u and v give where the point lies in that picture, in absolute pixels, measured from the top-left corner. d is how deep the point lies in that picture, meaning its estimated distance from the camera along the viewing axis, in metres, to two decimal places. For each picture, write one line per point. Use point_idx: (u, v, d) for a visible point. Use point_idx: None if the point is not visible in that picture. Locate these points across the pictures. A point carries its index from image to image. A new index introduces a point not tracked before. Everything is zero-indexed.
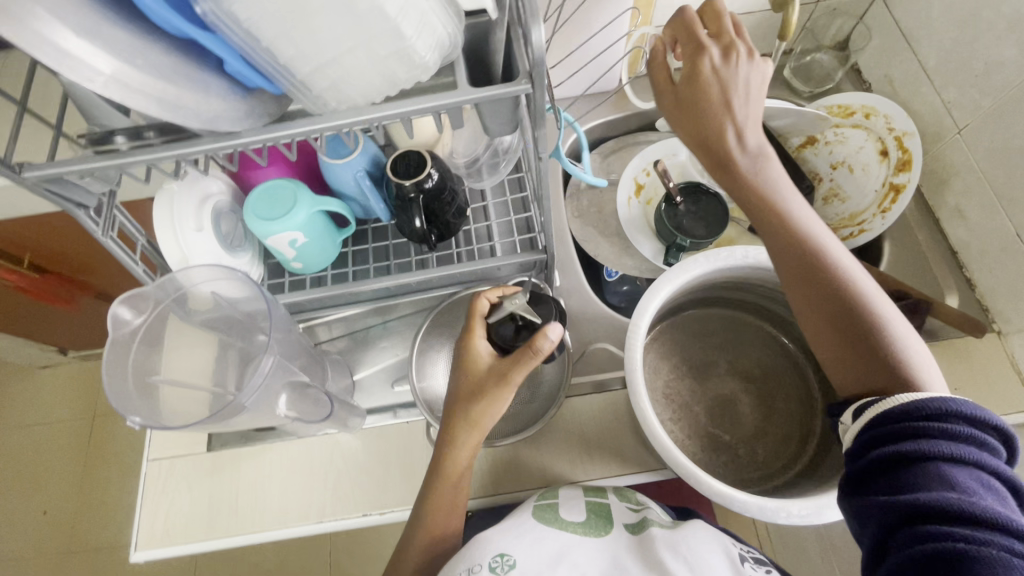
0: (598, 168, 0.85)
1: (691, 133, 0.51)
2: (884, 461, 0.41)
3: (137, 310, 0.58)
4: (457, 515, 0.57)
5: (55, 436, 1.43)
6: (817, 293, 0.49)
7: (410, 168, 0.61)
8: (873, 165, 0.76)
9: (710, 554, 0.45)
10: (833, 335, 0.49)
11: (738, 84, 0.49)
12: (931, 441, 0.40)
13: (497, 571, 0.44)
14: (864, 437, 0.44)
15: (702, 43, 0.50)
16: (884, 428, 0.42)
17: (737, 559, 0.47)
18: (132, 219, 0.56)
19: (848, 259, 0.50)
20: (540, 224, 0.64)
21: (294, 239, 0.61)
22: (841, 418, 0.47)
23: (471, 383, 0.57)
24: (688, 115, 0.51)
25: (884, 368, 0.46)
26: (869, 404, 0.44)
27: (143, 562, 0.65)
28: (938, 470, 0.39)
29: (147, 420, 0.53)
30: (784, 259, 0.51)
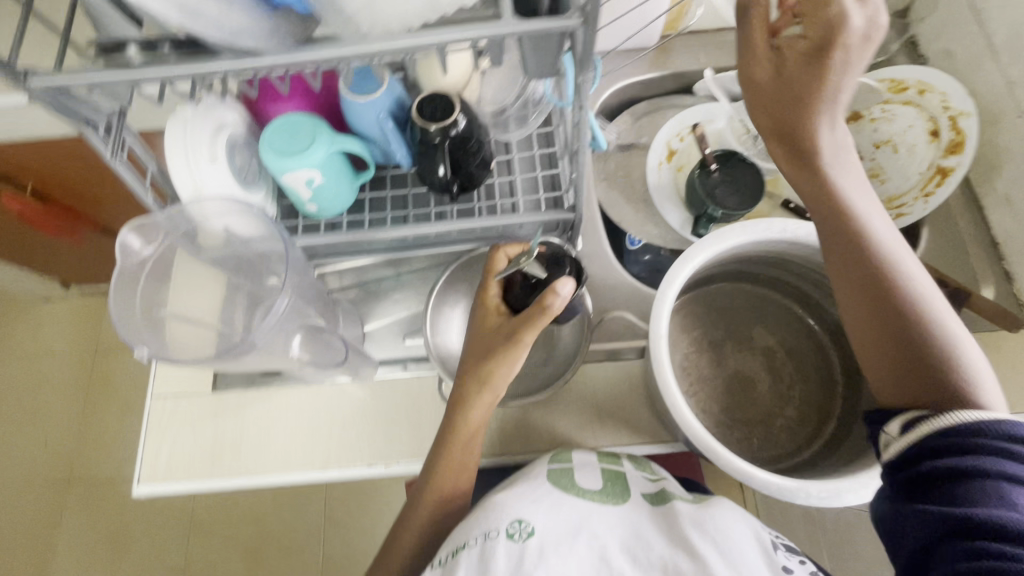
0: (629, 130, 0.81)
1: (777, 117, 0.46)
2: (935, 474, 0.41)
3: (145, 240, 0.56)
4: (468, 473, 0.57)
5: (56, 369, 1.42)
6: (876, 296, 0.47)
7: (436, 110, 0.56)
8: (921, 146, 0.71)
9: (741, 537, 0.43)
10: (887, 342, 0.47)
11: (851, 67, 0.43)
12: (988, 459, 0.39)
13: (514, 537, 0.43)
14: (913, 453, 0.42)
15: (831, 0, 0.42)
16: (937, 441, 0.41)
17: (769, 545, 0.44)
18: (142, 142, 0.52)
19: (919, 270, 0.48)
20: (570, 181, 0.60)
21: (310, 179, 0.57)
22: (884, 428, 0.46)
23: (487, 340, 0.59)
24: (778, 97, 0.45)
25: (939, 381, 0.44)
26: (922, 418, 0.43)
27: (145, 496, 0.64)
28: (995, 487, 0.38)
29: (155, 353, 0.51)
30: (844, 257, 0.49)
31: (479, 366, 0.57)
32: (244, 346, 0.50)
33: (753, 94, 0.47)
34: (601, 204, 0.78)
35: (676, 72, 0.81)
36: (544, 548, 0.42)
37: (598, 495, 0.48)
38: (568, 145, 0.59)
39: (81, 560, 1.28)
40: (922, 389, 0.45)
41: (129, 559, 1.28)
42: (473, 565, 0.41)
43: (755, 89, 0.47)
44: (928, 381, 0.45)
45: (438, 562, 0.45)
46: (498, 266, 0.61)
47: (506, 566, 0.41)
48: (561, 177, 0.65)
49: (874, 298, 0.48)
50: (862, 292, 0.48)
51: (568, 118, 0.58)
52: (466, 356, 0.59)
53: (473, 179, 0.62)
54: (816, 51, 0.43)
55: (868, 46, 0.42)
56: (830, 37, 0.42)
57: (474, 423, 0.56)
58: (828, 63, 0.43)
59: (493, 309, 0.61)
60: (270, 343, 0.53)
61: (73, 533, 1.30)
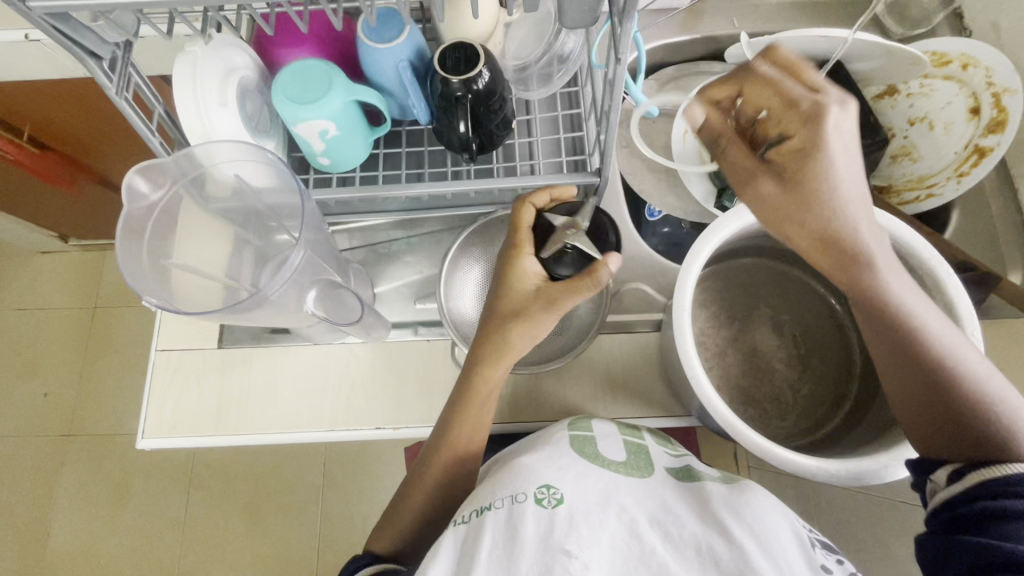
0: (653, 97, 0.78)
1: (787, 222, 0.47)
2: (986, 515, 0.40)
3: (154, 184, 0.54)
4: (479, 432, 0.56)
5: (55, 323, 1.41)
6: (912, 368, 0.46)
7: (459, 62, 0.53)
8: (958, 124, 0.69)
9: (778, 529, 0.41)
10: (926, 411, 0.46)
11: (842, 156, 0.44)
12: None
13: (542, 502, 0.42)
14: (963, 500, 0.41)
15: (800, 96, 0.44)
16: (987, 484, 0.41)
17: (806, 541, 0.42)
18: (148, 82, 0.49)
19: (955, 339, 0.46)
20: (596, 143, 0.58)
21: (324, 131, 0.54)
22: (932, 476, 0.44)
23: (514, 302, 0.55)
24: (781, 201, 0.46)
25: (989, 447, 0.42)
26: (973, 470, 0.42)
27: (150, 450, 0.64)
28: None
29: (163, 302, 0.49)
30: (878, 333, 0.48)
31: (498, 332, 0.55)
32: (256, 299, 0.48)
33: (756, 203, 0.48)
34: (622, 172, 0.75)
35: (707, 37, 0.78)
36: (573, 517, 0.41)
37: (623, 467, 0.47)
38: (597, 107, 0.57)
39: (82, 513, 1.29)
40: (970, 452, 0.43)
41: (129, 514, 1.29)
42: (498, 526, 0.41)
43: (756, 196, 0.48)
44: (976, 446, 0.43)
45: (460, 521, 0.44)
46: (528, 221, 0.57)
47: (534, 530, 0.40)
48: (585, 140, 0.62)
49: (912, 370, 0.46)
50: (898, 363, 0.47)
51: (599, 76, 0.57)
52: (485, 321, 0.57)
53: (492, 139, 0.60)
54: (799, 153, 0.45)
55: (849, 135, 0.44)
56: (810, 140, 0.44)
57: (488, 388, 0.56)
58: (814, 162, 0.44)
59: (528, 275, 0.55)
60: (281, 296, 0.51)
61: (74, 486, 1.31)
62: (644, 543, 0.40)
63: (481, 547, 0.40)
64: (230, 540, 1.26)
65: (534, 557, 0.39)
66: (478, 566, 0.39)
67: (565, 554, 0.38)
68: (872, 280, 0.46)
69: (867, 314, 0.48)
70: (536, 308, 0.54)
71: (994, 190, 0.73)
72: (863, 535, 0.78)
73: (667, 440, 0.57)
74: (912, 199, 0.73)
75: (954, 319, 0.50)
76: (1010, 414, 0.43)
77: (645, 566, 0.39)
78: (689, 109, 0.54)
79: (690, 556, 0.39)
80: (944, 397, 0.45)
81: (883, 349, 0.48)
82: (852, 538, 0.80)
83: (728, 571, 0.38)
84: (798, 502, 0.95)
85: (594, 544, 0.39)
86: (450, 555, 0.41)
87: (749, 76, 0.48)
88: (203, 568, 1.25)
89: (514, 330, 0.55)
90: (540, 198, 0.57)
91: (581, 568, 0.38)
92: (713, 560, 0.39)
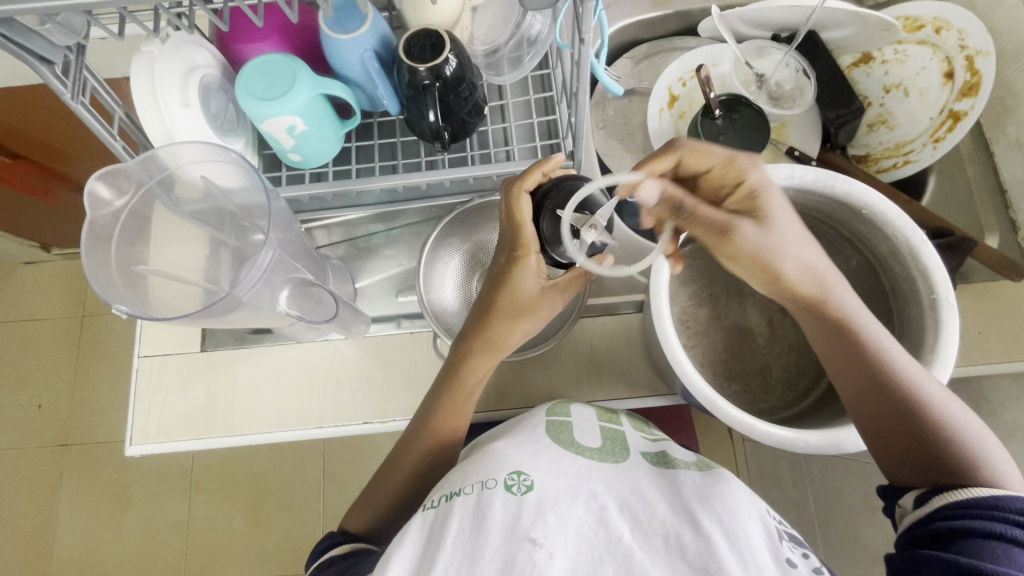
0: (628, 75, 0.77)
1: (768, 255, 0.49)
2: (946, 533, 0.41)
3: (117, 190, 0.53)
4: (465, 415, 0.57)
5: (43, 333, 1.40)
6: (880, 399, 0.47)
7: (424, 49, 0.52)
8: (933, 89, 0.69)
9: (747, 519, 0.41)
10: (898, 439, 0.46)
11: (778, 193, 0.51)
12: (1005, 525, 0.39)
13: (512, 489, 0.42)
14: (926, 522, 0.42)
15: (738, 162, 0.51)
16: (955, 503, 0.42)
17: (774, 533, 0.42)
18: (104, 84, 0.48)
19: (916, 367, 0.48)
20: (568, 126, 0.57)
21: (292, 127, 0.53)
22: (899, 501, 0.46)
23: (513, 303, 0.55)
24: (765, 235, 0.49)
25: (954, 469, 0.44)
26: (935, 494, 0.43)
27: (139, 456, 0.64)
28: (1007, 552, 0.38)
29: (135, 309, 0.49)
30: (844, 363, 0.50)
31: (483, 322, 0.56)
32: (227, 301, 0.47)
33: (739, 247, 0.50)
34: (599, 153, 0.75)
35: (679, 11, 0.77)
36: (541, 504, 0.41)
37: (597, 454, 0.48)
38: (567, 88, 0.55)
39: (83, 520, 1.30)
40: (936, 474, 0.45)
41: (131, 519, 1.30)
42: (467, 513, 0.41)
43: (740, 238, 0.49)
44: (942, 467, 0.45)
45: (429, 505, 0.44)
46: (528, 214, 0.53)
47: (502, 517, 0.40)
48: (559, 124, 0.61)
49: (882, 403, 0.47)
50: (866, 393, 0.48)
51: (568, 57, 0.56)
52: (477, 318, 0.56)
53: (464, 126, 0.59)
54: (754, 195, 0.50)
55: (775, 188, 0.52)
56: (758, 183, 0.50)
57: (472, 380, 0.56)
58: (768, 199, 0.50)
59: (532, 274, 0.54)
60: (255, 297, 0.51)
61: (74, 495, 1.31)
62: (612, 531, 0.40)
63: (448, 532, 0.40)
64: (233, 539, 1.27)
65: (500, 544, 0.39)
66: (442, 555, 0.39)
67: (531, 543, 0.39)
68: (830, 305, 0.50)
69: (832, 341, 0.50)
70: (517, 306, 0.55)
71: (969, 154, 0.73)
72: (849, 499, 0.80)
73: (644, 422, 0.57)
74: (890, 166, 0.73)
75: (929, 285, 0.51)
76: (971, 437, 0.45)
77: (611, 554, 0.39)
78: (645, 180, 0.50)
79: (657, 544, 0.40)
80: (912, 425, 0.46)
81: (849, 376, 0.50)
82: (840, 503, 0.82)
83: (693, 562, 0.38)
84: (790, 471, 0.96)
85: (560, 532, 0.40)
86: (417, 539, 0.41)
87: (682, 149, 0.52)
88: (208, 567, 1.26)
89: (499, 327, 0.55)
90: (531, 183, 0.52)
91: (546, 556, 0.39)
92: (679, 550, 0.39)
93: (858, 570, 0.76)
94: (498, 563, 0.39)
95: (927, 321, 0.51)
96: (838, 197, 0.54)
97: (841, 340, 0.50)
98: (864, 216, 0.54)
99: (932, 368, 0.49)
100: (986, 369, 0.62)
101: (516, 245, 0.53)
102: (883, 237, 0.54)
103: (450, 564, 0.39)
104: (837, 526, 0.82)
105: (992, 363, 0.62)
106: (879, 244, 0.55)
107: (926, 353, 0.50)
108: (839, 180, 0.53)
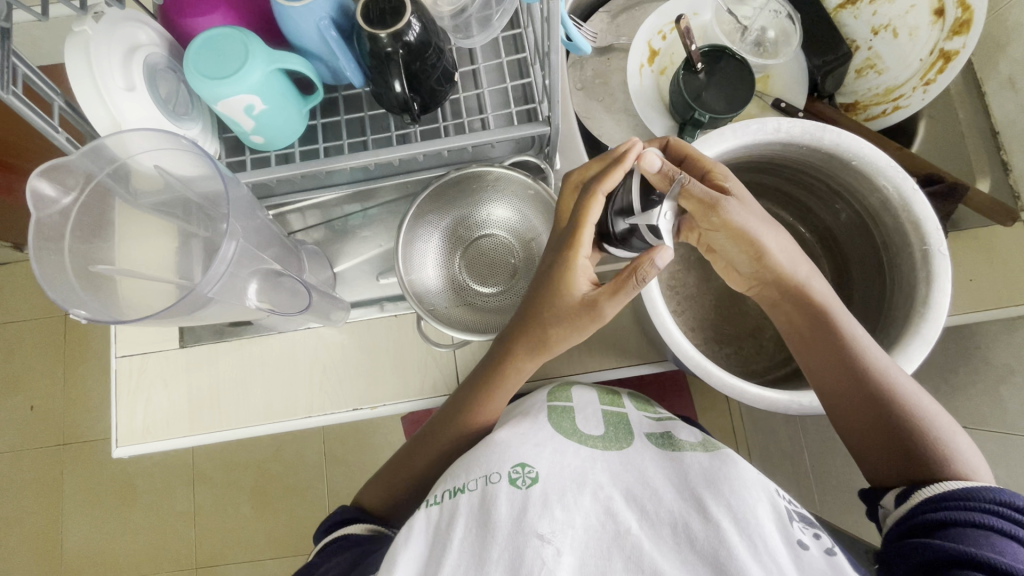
0: (605, 30, 0.73)
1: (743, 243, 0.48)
2: (928, 526, 0.41)
3: (62, 187, 0.49)
4: (498, 408, 0.55)
5: (26, 335, 1.37)
6: (862, 395, 0.47)
7: (384, 13, 0.48)
8: (923, 29, 0.66)
9: (756, 501, 0.40)
10: (876, 431, 0.47)
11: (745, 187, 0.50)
12: (983, 514, 0.39)
13: (516, 482, 0.42)
14: (909, 518, 0.42)
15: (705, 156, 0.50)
16: (936, 498, 0.42)
17: (785, 514, 0.40)
18: (37, 69, 0.44)
19: (891, 361, 0.48)
20: (544, 88, 0.54)
21: (250, 107, 0.50)
22: (882, 502, 0.46)
23: (546, 314, 0.50)
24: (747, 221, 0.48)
25: (929, 462, 0.44)
26: (912, 491, 0.43)
27: (128, 457, 0.63)
28: (988, 539, 0.38)
29: (95, 314, 0.47)
30: (827, 358, 0.49)
31: (538, 325, 0.51)
32: (193, 298, 0.45)
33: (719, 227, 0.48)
34: (578, 116, 0.71)
35: None
36: (547, 497, 0.41)
37: (601, 441, 0.47)
38: (540, 49, 0.52)
39: (91, 517, 1.30)
40: (914, 471, 0.45)
41: (139, 513, 1.30)
42: (472, 511, 0.41)
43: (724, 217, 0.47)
44: (919, 462, 0.45)
45: (433, 501, 0.43)
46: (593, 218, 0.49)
47: (508, 513, 0.40)
48: (534, 87, 0.58)
49: (864, 401, 0.47)
50: (848, 389, 0.48)
51: (537, 13, 0.52)
52: (520, 319, 0.53)
53: (435, 95, 0.55)
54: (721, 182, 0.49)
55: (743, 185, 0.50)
56: (726, 174, 0.49)
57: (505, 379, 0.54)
58: (736, 186, 0.49)
59: (580, 278, 0.49)
60: (223, 293, 0.48)
61: (79, 493, 1.31)
62: (620, 522, 0.40)
63: (455, 533, 0.40)
64: (242, 525, 1.28)
65: (505, 542, 0.39)
66: (449, 557, 0.39)
67: (538, 539, 0.39)
68: (812, 306, 0.50)
69: (817, 337, 0.50)
70: (589, 320, 0.49)
71: (959, 95, 0.71)
72: (840, 451, 0.81)
73: (648, 402, 0.56)
74: (879, 113, 0.71)
75: (921, 236, 0.49)
76: (942, 429, 0.46)
77: (620, 547, 0.39)
78: (645, 153, 0.48)
79: (666, 534, 0.40)
80: (889, 420, 0.46)
81: (831, 371, 0.49)
82: (832, 454, 0.83)
83: (703, 550, 0.38)
84: (785, 426, 0.97)
85: (567, 527, 0.40)
86: (422, 539, 0.41)
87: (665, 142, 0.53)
88: (219, 555, 1.27)
89: (556, 330, 0.51)
90: (609, 184, 0.48)
91: (554, 554, 0.39)
92: (688, 538, 0.39)
93: (855, 517, 0.77)
94: (506, 561, 0.38)
95: (920, 272, 0.50)
96: (827, 149, 0.52)
97: (820, 330, 0.50)
98: (853, 167, 0.52)
99: (925, 320, 0.48)
100: (976, 316, 0.61)
101: (568, 245, 0.49)
102: (873, 187, 0.52)
103: (459, 564, 0.39)
104: (831, 475, 0.83)
105: (979, 309, 0.61)
106: (869, 196, 0.53)
107: (918, 304, 0.49)
108: (828, 132, 0.51)
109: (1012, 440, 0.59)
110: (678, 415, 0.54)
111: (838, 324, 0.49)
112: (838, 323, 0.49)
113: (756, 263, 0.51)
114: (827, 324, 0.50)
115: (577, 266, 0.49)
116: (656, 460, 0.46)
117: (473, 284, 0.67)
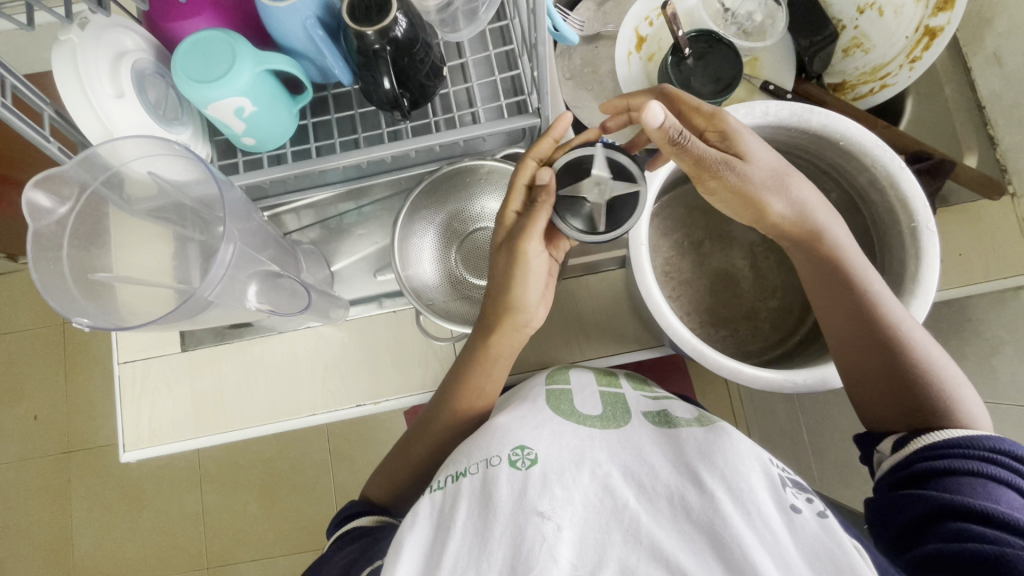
0: (592, 18, 0.73)
1: (755, 198, 0.50)
2: (922, 474, 0.42)
3: (57, 197, 0.50)
4: (495, 389, 0.57)
5: (27, 345, 1.37)
6: (872, 341, 0.48)
7: (370, 9, 0.48)
8: (907, 7, 0.66)
9: (750, 472, 0.41)
10: (885, 377, 0.48)
11: (754, 138, 0.50)
12: (981, 462, 0.41)
13: (517, 464, 0.43)
14: (905, 465, 0.44)
15: (708, 110, 0.50)
16: (934, 448, 0.43)
17: (778, 482, 0.41)
18: (25, 80, 0.44)
19: (906, 316, 0.48)
20: (532, 80, 0.54)
21: (240, 109, 0.50)
22: (879, 446, 0.47)
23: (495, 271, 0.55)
24: (746, 181, 0.49)
25: (932, 411, 0.46)
26: (912, 436, 0.44)
27: (136, 461, 0.64)
28: (983, 487, 0.40)
29: (97, 321, 0.47)
30: (839, 310, 0.51)
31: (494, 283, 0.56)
32: (194, 302, 0.46)
33: (720, 185, 0.49)
34: (568, 105, 0.72)
35: None
36: (547, 477, 0.42)
37: (599, 421, 0.48)
38: (527, 41, 0.52)
39: (101, 522, 1.32)
40: (915, 418, 0.46)
41: (148, 515, 1.32)
42: (475, 494, 0.42)
43: (724, 176, 0.48)
44: (922, 411, 0.46)
45: (436, 487, 0.45)
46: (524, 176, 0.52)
47: (509, 492, 0.41)
48: (523, 79, 0.58)
49: (872, 352, 0.48)
50: (857, 334, 0.49)
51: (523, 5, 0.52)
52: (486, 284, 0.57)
53: (424, 91, 0.55)
54: (724, 137, 0.49)
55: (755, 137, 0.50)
56: (734, 126, 0.49)
57: (495, 346, 0.56)
58: (741, 140, 0.49)
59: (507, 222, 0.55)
60: (223, 294, 0.48)
61: (87, 499, 1.32)
62: (617, 497, 0.41)
63: (458, 516, 0.41)
64: (251, 523, 1.30)
65: (507, 520, 0.40)
66: (453, 538, 0.40)
67: (539, 516, 0.40)
68: (826, 261, 0.51)
69: (829, 289, 0.51)
70: (516, 265, 0.53)
71: (946, 72, 0.71)
72: (838, 426, 0.82)
73: (645, 381, 0.58)
74: (866, 92, 0.71)
75: (909, 213, 0.50)
76: (948, 381, 0.47)
77: (618, 521, 0.40)
78: (649, 104, 0.45)
79: (662, 506, 0.41)
80: (899, 371, 0.47)
81: (841, 322, 0.50)
82: (830, 430, 0.84)
83: (698, 520, 0.39)
84: (783, 404, 0.98)
85: (567, 504, 0.41)
86: (428, 523, 0.42)
87: (664, 95, 0.54)
88: (229, 553, 1.29)
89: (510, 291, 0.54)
90: (540, 150, 0.52)
91: (554, 529, 0.39)
92: (684, 509, 0.40)
93: (853, 490, 0.78)
94: (508, 540, 0.39)
95: (909, 249, 0.50)
96: (815, 130, 0.52)
97: (829, 277, 0.51)
98: (842, 147, 0.52)
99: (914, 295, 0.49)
100: (966, 289, 0.63)
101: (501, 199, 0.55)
102: (861, 166, 0.53)
103: (462, 545, 0.40)
104: (830, 451, 0.85)
105: (969, 282, 0.62)
106: (858, 175, 0.54)
107: (907, 281, 0.50)
108: (816, 113, 0.51)
109: (1001, 409, 0.60)
110: (676, 395, 0.55)
111: (855, 277, 0.50)
112: (854, 277, 0.50)
113: (762, 222, 0.53)
114: (844, 277, 0.51)
115: (505, 217, 0.54)
116: (654, 439, 0.47)
117: (470, 276, 0.68)
